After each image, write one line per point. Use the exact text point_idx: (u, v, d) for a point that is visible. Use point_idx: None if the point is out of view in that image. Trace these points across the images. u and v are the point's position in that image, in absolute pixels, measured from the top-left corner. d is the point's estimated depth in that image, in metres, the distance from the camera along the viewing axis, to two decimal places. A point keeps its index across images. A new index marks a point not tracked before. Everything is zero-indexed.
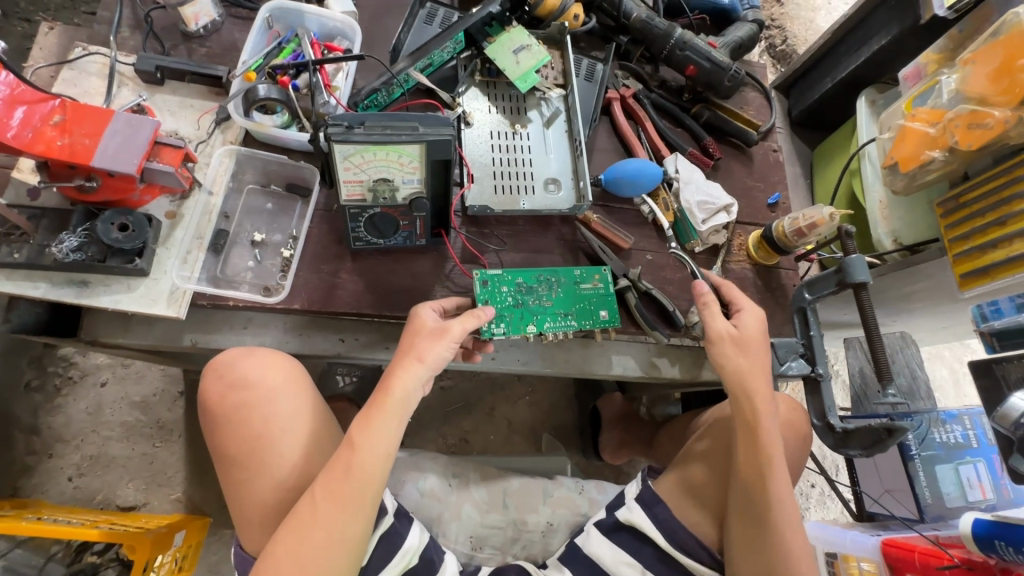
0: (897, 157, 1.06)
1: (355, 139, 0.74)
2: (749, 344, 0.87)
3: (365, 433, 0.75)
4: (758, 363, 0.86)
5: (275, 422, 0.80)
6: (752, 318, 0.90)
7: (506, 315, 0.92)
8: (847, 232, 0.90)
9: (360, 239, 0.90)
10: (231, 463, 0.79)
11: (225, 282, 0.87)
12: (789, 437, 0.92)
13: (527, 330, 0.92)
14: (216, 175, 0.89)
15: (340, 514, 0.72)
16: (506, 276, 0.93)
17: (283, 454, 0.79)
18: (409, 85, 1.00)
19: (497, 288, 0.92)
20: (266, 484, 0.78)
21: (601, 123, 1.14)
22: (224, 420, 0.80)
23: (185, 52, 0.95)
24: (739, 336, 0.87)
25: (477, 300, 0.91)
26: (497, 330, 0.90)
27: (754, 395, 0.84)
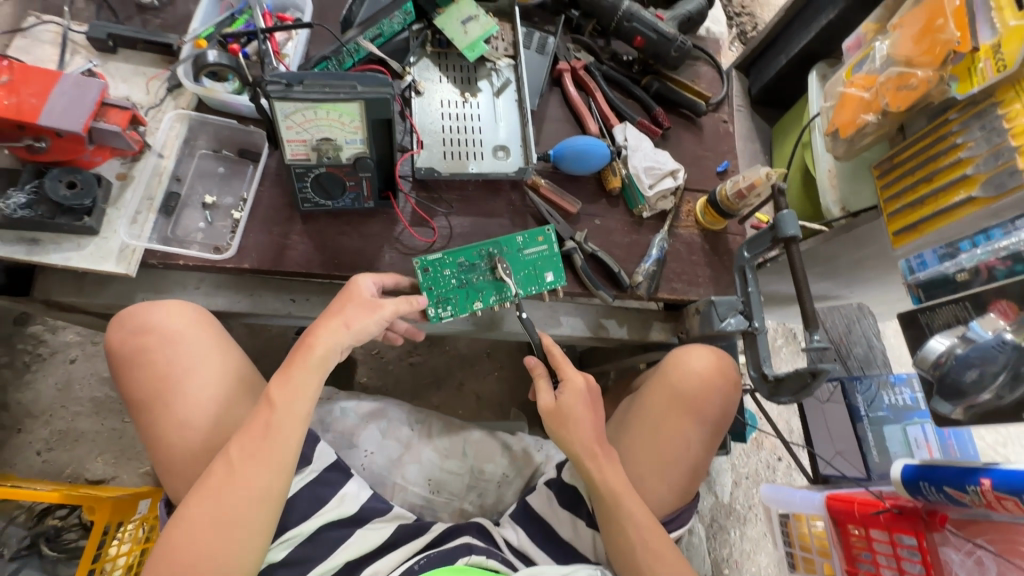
0: (837, 124, 1.09)
1: (294, 97, 0.77)
2: (570, 413, 0.89)
3: (282, 386, 0.78)
4: (582, 427, 0.89)
5: (180, 366, 0.80)
6: (574, 384, 0.91)
7: (452, 297, 0.96)
8: (780, 190, 0.93)
9: (309, 200, 0.92)
10: (139, 407, 0.79)
11: (176, 242, 0.89)
12: (721, 388, 0.97)
13: (474, 308, 0.97)
14: (167, 139, 0.92)
15: (261, 471, 0.74)
16: (447, 259, 0.95)
17: (191, 395, 0.79)
18: (360, 55, 1.03)
19: (439, 272, 0.95)
20: (174, 426, 0.78)
21: (552, 95, 1.17)
22: (125, 363, 0.80)
23: (140, 23, 0.98)
24: (559, 408, 0.90)
25: (422, 287, 0.95)
26: (444, 313, 0.95)
27: (585, 455, 0.87)
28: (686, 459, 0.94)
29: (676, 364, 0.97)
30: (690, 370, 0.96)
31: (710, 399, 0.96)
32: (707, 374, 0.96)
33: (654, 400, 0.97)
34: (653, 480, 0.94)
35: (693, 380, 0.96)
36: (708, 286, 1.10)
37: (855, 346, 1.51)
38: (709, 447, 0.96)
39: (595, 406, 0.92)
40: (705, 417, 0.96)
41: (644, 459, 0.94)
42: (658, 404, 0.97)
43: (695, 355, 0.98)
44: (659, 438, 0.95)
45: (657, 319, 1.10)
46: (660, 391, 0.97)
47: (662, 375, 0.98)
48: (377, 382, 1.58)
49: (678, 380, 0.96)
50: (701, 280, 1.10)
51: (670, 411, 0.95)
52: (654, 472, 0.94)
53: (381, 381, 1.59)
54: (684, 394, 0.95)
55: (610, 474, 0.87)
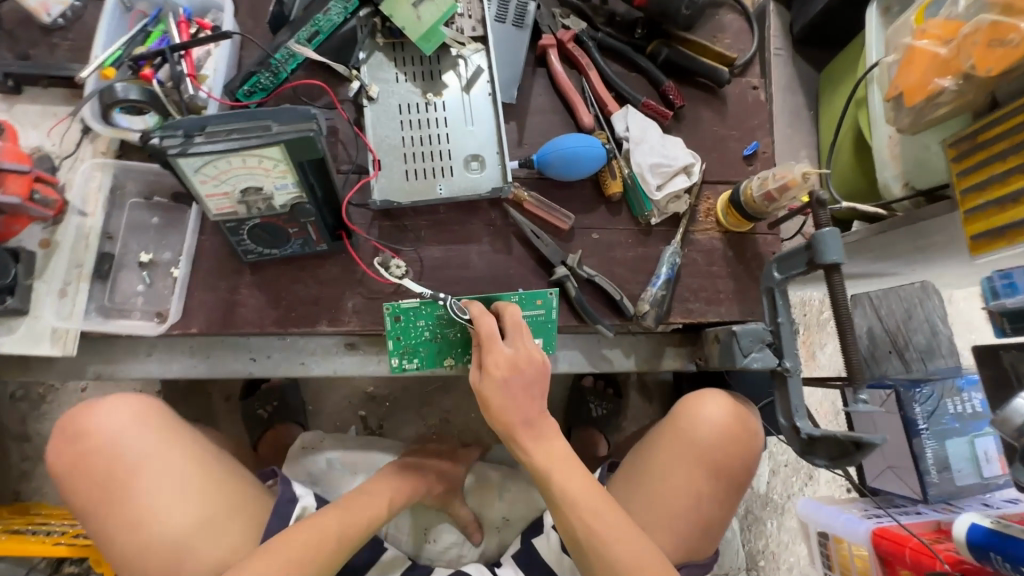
0: (902, 88, 0.85)
1: (198, 149, 0.64)
2: (488, 401, 0.72)
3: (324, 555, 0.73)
4: (507, 414, 0.73)
5: (126, 461, 0.74)
6: (489, 370, 0.72)
7: (421, 349, 0.84)
8: (819, 199, 0.73)
9: (251, 251, 0.80)
10: (88, 515, 0.74)
11: (116, 311, 0.81)
12: (742, 441, 0.86)
13: (444, 364, 0.85)
14: (88, 193, 0.81)
15: None
16: (423, 309, 0.82)
17: (141, 492, 0.73)
18: (297, 61, 0.86)
19: (412, 322, 0.82)
20: (127, 526, 0.72)
21: (536, 78, 0.96)
22: (66, 472, 0.75)
23: (46, 49, 0.85)
24: (479, 393, 0.73)
25: (390, 335, 0.83)
26: (410, 366, 0.84)
27: (520, 435, 0.74)
28: (699, 513, 0.84)
29: (688, 411, 0.87)
30: (703, 418, 0.86)
31: (731, 453, 0.85)
32: (724, 423, 0.86)
33: (662, 449, 0.87)
34: (658, 532, 0.82)
35: (706, 429, 0.85)
36: (731, 303, 0.93)
37: None
38: (725, 503, 0.85)
39: (526, 390, 0.73)
40: (723, 473, 0.85)
41: (643, 505, 0.84)
42: (666, 452, 0.86)
43: (714, 404, 0.87)
44: (670, 485, 0.84)
45: (670, 344, 0.95)
46: (668, 438, 0.87)
47: (676, 422, 0.88)
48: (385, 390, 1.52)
49: (689, 429, 0.86)
50: (723, 296, 0.93)
51: (682, 461, 0.85)
52: (659, 523, 0.83)
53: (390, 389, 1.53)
54: (697, 445, 0.85)
55: (546, 459, 0.74)
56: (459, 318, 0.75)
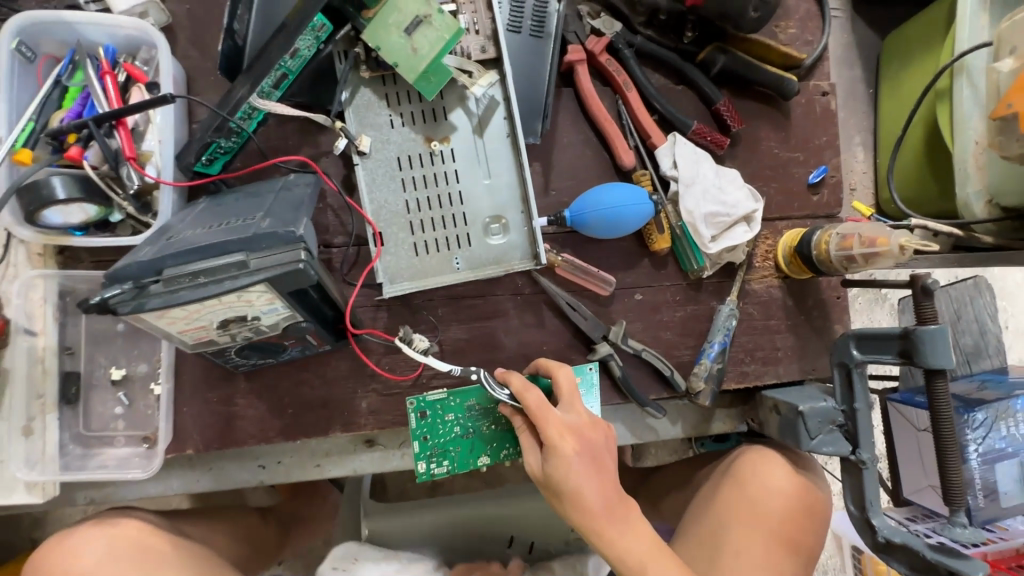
0: (1018, 110, 0.70)
1: (156, 302, 0.50)
2: (562, 484, 0.63)
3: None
4: (587, 496, 0.63)
5: None
6: (562, 449, 0.62)
7: (451, 449, 0.70)
8: (927, 287, 0.60)
9: (242, 363, 0.68)
10: None
11: (95, 439, 0.69)
12: (812, 514, 0.77)
13: (477, 464, 0.71)
14: (32, 307, 0.66)
15: None
16: (451, 402, 0.69)
17: None
18: (263, 115, 0.68)
19: (439, 418, 0.69)
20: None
21: (562, 101, 0.78)
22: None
23: None
24: (548, 478, 0.64)
25: (414, 434, 0.69)
26: (438, 470, 0.70)
27: (593, 518, 0.64)
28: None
29: (756, 473, 0.78)
30: (773, 484, 0.77)
31: (802, 523, 0.76)
32: (794, 490, 0.77)
33: (727, 516, 0.77)
34: None
35: (776, 498, 0.76)
36: (791, 361, 0.83)
37: (963, 336, 1.21)
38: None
39: (602, 467, 0.64)
40: (798, 546, 0.75)
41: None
42: (734, 519, 0.76)
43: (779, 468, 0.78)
44: (746, 561, 0.73)
45: (720, 406, 0.86)
46: (736, 504, 0.77)
47: (738, 484, 0.79)
48: None
49: (758, 494, 0.77)
50: (782, 354, 0.83)
51: (752, 532, 0.75)
52: None
53: None
54: (768, 515, 0.76)
55: (631, 537, 0.64)
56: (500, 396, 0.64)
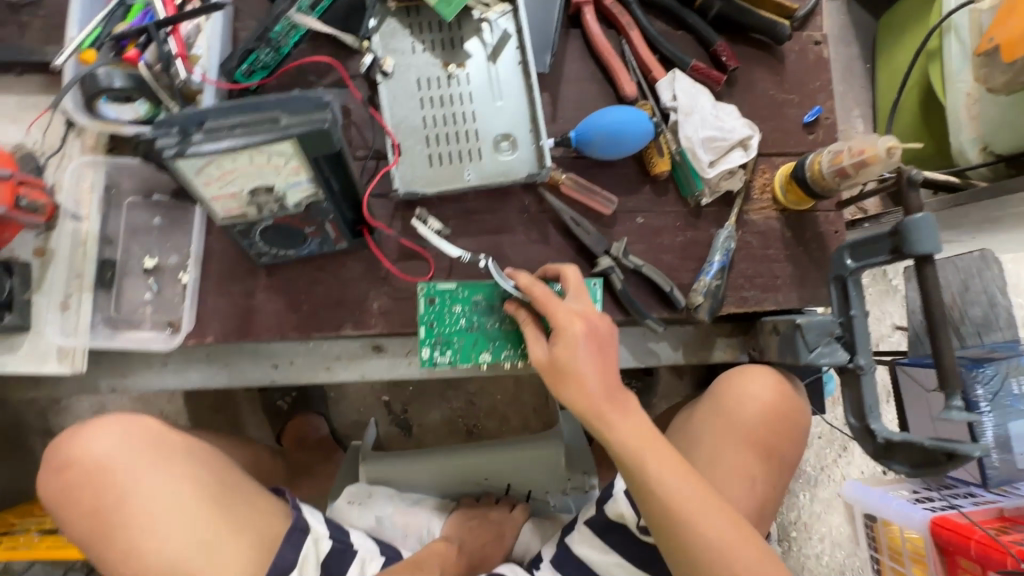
0: (1000, 40, 0.74)
1: (198, 149, 0.55)
2: (566, 366, 0.65)
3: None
4: (587, 381, 0.65)
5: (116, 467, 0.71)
6: (567, 331, 0.65)
7: (455, 340, 0.74)
8: (910, 178, 0.63)
9: (265, 253, 0.73)
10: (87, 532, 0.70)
11: (124, 322, 0.74)
12: (790, 416, 0.82)
13: (479, 360, 0.74)
14: (81, 194, 0.72)
15: None
16: (459, 292, 0.73)
17: (133, 492, 0.70)
18: (299, 33, 0.75)
19: (447, 307, 0.73)
20: (120, 554, 0.70)
21: (569, 41, 0.85)
22: (57, 499, 0.71)
23: (14, 30, 0.74)
24: (554, 362, 0.66)
25: (421, 320, 0.73)
26: (441, 359, 0.74)
27: (595, 407, 0.66)
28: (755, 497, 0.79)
29: (732, 387, 0.82)
30: (749, 394, 0.81)
31: (780, 429, 0.81)
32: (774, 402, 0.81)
33: (708, 431, 0.82)
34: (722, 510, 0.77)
35: (754, 407, 0.81)
36: (789, 289, 0.85)
37: None
38: (775, 483, 0.81)
39: (606, 353, 0.67)
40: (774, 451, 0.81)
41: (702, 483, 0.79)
42: (714, 433, 0.82)
43: (759, 381, 0.82)
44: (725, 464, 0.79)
45: (721, 334, 0.88)
46: (716, 418, 0.82)
47: (719, 397, 0.83)
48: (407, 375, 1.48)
49: (735, 406, 0.81)
50: (781, 282, 0.85)
51: (732, 440, 0.80)
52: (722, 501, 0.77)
53: None
54: (745, 423, 0.81)
55: (628, 426, 0.66)
56: (507, 288, 0.68)
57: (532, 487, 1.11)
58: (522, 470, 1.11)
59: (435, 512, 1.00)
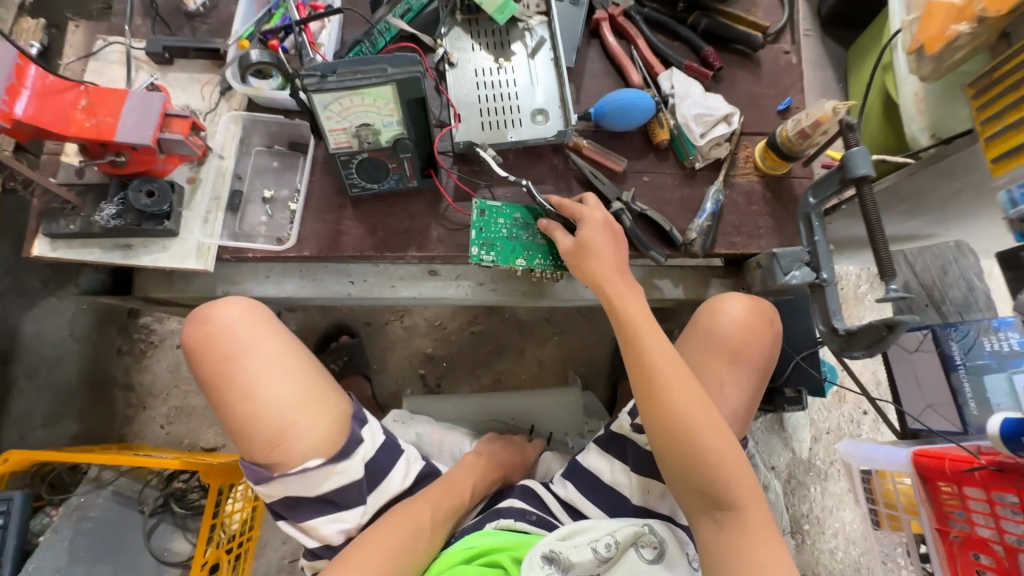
0: (923, 40, 0.96)
1: (330, 87, 0.79)
2: (589, 246, 0.89)
3: (436, 510, 0.88)
4: (601, 259, 0.89)
5: (237, 345, 0.86)
6: (592, 217, 0.90)
7: (498, 245, 0.96)
8: (848, 124, 0.84)
9: (356, 185, 0.96)
10: (210, 386, 0.86)
11: (244, 237, 0.97)
12: (764, 332, 0.94)
13: (515, 263, 0.97)
14: (225, 140, 0.98)
15: (386, 537, 0.81)
16: (504, 209, 0.97)
17: (250, 366, 0.85)
18: (391, 34, 1.03)
19: (493, 219, 0.96)
20: (240, 398, 0.84)
21: (590, 48, 1.10)
22: (194, 349, 0.87)
23: (189, 31, 1.04)
24: (579, 246, 0.90)
25: (473, 226, 0.96)
26: (486, 257, 0.96)
27: (606, 282, 0.89)
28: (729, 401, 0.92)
29: (710, 311, 0.95)
30: (725, 316, 0.94)
31: (753, 342, 0.94)
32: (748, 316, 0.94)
33: (690, 343, 0.97)
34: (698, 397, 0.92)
35: (729, 321, 0.94)
36: (771, 237, 1.03)
37: (951, 289, 1.36)
38: (750, 392, 0.94)
39: (618, 244, 0.92)
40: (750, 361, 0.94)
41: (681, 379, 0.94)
42: (695, 351, 0.96)
43: (735, 300, 0.95)
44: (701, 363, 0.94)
45: (715, 275, 1.07)
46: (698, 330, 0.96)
47: (698, 317, 0.97)
48: (442, 351, 1.66)
49: (711, 322, 0.95)
50: (763, 232, 1.03)
51: (710, 355, 0.94)
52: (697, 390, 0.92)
53: (446, 350, 1.66)
54: (722, 340, 0.94)
55: (627, 298, 0.89)
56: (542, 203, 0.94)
57: (553, 429, 1.26)
58: (545, 412, 1.27)
59: (468, 435, 1.15)
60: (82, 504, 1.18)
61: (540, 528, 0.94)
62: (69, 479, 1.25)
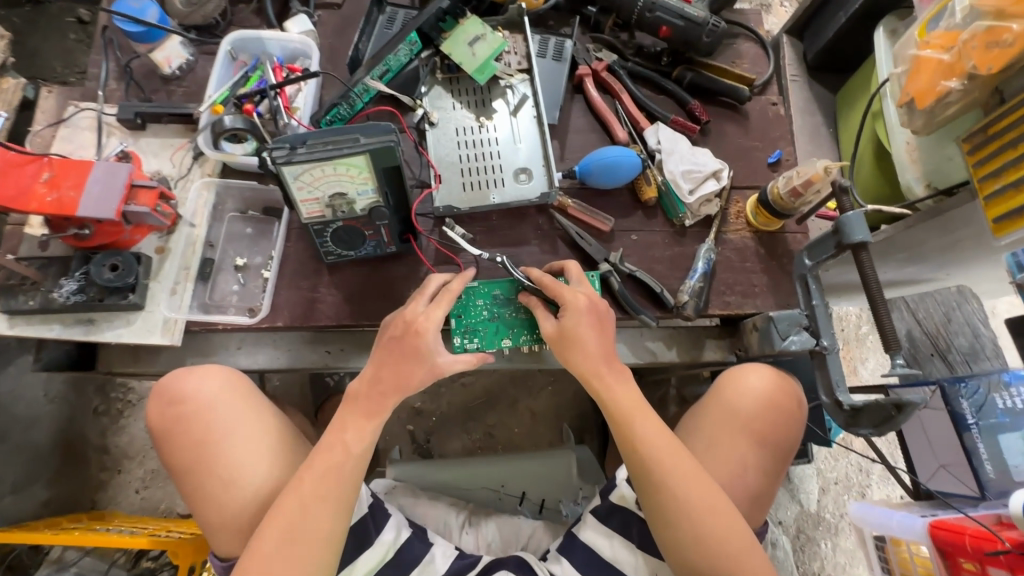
0: (913, 93, 0.95)
1: (299, 158, 0.75)
2: (575, 334, 0.81)
3: (360, 432, 0.79)
4: (589, 346, 0.81)
5: (217, 430, 0.81)
6: (574, 305, 0.81)
7: (481, 329, 0.91)
8: (842, 187, 0.80)
9: (332, 253, 0.92)
10: (182, 472, 0.80)
11: (214, 307, 0.93)
12: (785, 408, 0.92)
13: (502, 344, 0.90)
14: (197, 208, 0.95)
15: (320, 500, 0.75)
16: (481, 289, 0.91)
17: (231, 454, 0.80)
18: (370, 95, 1.00)
19: (472, 301, 0.91)
20: (220, 487, 0.79)
21: (574, 103, 1.08)
22: (165, 437, 0.81)
23: (165, 94, 1.02)
24: (562, 331, 0.81)
25: (452, 314, 0.90)
26: (471, 344, 0.90)
27: (595, 375, 0.82)
28: (745, 477, 0.89)
29: (732, 382, 0.93)
30: (746, 387, 0.92)
31: (773, 418, 0.91)
32: (768, 392, 0.92)
33: (708, 419, 0.93)
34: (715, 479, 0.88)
35: (752, 397, 0.91)
36: (766, 296, 0.99)
37: (956, 337, 1.28)
38: (769, 471, 0.91)
39: (605, 324, 0.84)
40: (774, 442, 0.91)
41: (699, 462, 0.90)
42: (713, 422, 0.92)
43: (756, 374, 0.93)
44: (720, 444, 0.90)
45: (710, 337, 1.02)
46: (718, 407, 0.93)
47: (718, 391, 0.94)
48: (432, 405, 1.59)
49: (735, 397, 0.92)
50: (757, 290, 0.99)
51: (729, 429, 0.91)
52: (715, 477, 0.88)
53: (436, 404, 1.60)
54: (743, 415, 0.91)
55: (620, 390, 0.81)
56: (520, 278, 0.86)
57: (546, 496, 1.19)
58: (537, 477, 1.19)
59: (454, 507, 1.09)
60: None
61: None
62: (31, 560, 1.18)
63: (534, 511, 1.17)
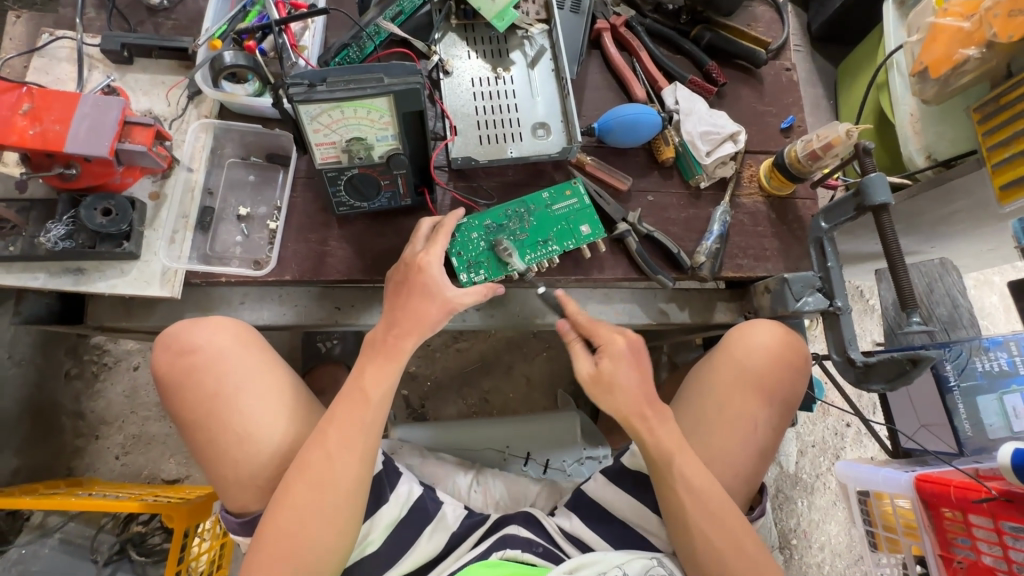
0: (928, 61, 0.97)
1: (319, 96, 0.70)
2: (612, 378, 0.81)
3: (379, 379, 0.77)
4: (628, 390, 0.81)
5: (230, 384, 0.77)
6: (613, 347, 0.82)
7: (484, 260, 0.89)
8: (865, 149, 0.81)
9: (344, 204, 0.87)
10: (192, 427, 0.77)
11: (216, 259, 0.88)
12: (791, 361, 0.91)
13: (508, 270, 0.89)
14: (194, 151, 0.88)
15: (339, 456, 0.73)
16: (473, 222, 0.90)
17: (246, 409, 0.77)
18: (381, 37, 0.96)
19: (467, 236, 0.89)
20: (234, 443, 0.76)
21: (591, 59, 1.05)
22: (176, 391, 0.77)
23: (152, 27, 0.93)
24: (600, 375, 0.81)
25: (450, 253, 0.88)
26: (478, 277, 0.89)
27: (635, 417, 0.81)
28: (756, 439, 0.88)
29: (742, 342, 0.92)
30: (754, 344, 0.91)
31: (778, 375, 0.90)
32: (775, 349, 0.91)
33: (719, 374, 0.91)
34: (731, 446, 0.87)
35: (759, 353, 0.90)
36: (777, 260, 1.00)
37: (936, 306, 1.34)
38: (777, 427, 0.90)
39: (643, 366, 0.83)
40: (782, 403, 0.91)
41: (710, 425, 0.88)
42: (724, 380, 0.91)
43: (761, 331, 0.92)
44: (730, 405, 0.89)
45: (721, 299, 1.05)
46: (726, 364, 0.91)
47: (726, 347, 0.93)
48: (426, 369, 1.57)
49: (745, 355, 0.91)
50: (769, 253, 1.00)
51: (738, 389, 0.89)
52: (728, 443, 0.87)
53: (430, 368, 1.58)
54: (751, 372, 0.90)
55: (663, 431, 0.80)
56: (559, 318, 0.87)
57: (551, 457, 1.20)
58: (541, 438, 1.21)
59: (460, 468, 1.08)
60: (25, 556, 1.07)
61: (548, 562, 0.85)
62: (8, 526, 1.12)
63: (538, 471, 1.18)
